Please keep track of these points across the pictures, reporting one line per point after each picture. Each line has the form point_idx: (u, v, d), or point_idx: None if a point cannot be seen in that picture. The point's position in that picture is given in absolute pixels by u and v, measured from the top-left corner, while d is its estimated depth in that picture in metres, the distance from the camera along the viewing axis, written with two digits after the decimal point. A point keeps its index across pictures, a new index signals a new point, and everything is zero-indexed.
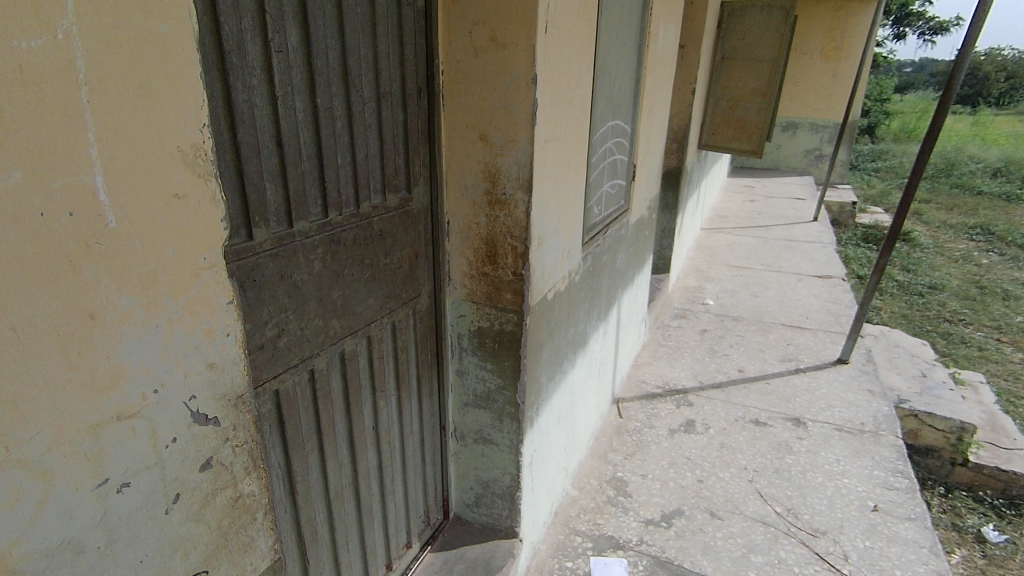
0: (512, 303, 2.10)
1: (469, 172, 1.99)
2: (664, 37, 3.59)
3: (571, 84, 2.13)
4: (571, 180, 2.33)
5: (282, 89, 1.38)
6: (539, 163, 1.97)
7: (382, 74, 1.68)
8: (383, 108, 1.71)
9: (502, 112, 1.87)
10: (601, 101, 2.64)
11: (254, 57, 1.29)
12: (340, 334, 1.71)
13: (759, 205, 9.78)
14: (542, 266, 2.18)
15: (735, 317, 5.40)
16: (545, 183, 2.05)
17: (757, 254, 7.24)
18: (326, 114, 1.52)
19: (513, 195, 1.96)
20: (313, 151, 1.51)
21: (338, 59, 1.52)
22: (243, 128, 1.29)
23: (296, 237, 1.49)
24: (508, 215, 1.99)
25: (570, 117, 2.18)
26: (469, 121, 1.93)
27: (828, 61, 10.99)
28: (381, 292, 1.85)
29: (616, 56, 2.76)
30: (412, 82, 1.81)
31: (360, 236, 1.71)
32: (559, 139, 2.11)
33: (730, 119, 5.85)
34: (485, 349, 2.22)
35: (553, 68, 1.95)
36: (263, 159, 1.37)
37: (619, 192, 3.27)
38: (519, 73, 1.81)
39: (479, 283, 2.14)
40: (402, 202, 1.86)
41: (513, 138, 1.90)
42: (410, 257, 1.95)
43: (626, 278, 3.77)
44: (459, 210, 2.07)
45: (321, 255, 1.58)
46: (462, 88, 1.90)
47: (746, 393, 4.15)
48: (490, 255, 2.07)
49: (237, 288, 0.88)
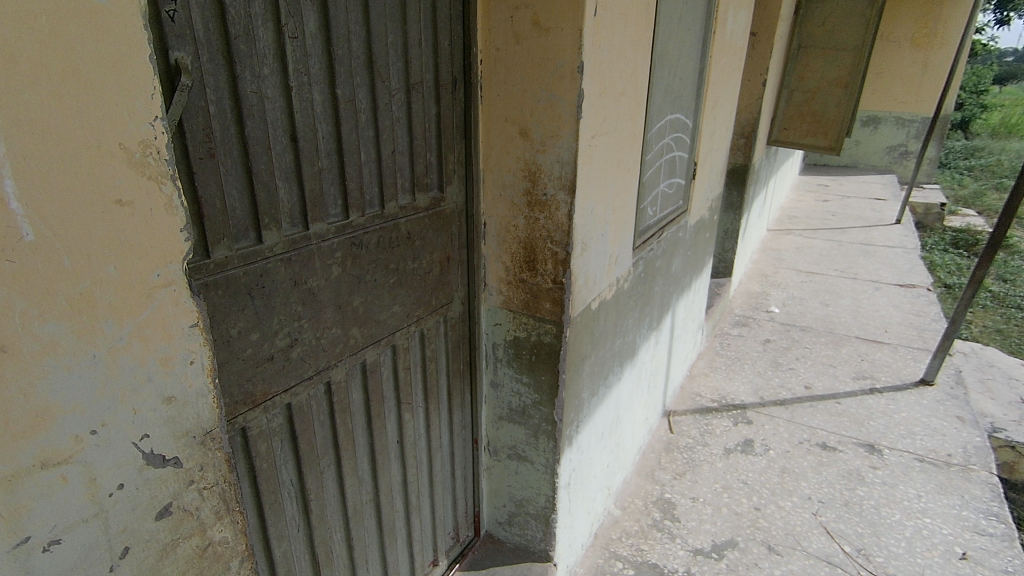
0: (550, 314, 1.93)
1: (508, 170, 1.83)
2: (734, 23, 3.30)
3: (624, 74, 1.93)
4: (622, 179, 2.13)
5: (297, 79, 1.27)
6: (585, 161, 1.78)
7: (412, 63, 1.54)
8: (414, 99, 1.58)
9: (545, 105, 1.70)
10: (659, 92, 2.40)
11: (264, 44, 1.19)
12: (362, 344, 1.59)
13: (834, 205, 9.10)
14: (586, 273, 1.99)
15: (802, 327, 5.00)
16: (591, 183, 1.86)
17: (830, 258, 6.71)
18: (348, 106, 1.40)
19: (555, 195, 1.78)
20: (334, 147, 1.39)
21: (362, 46, 1.40)
22: (251, 122, 1.19)
23: (312, 240, 1.37)
24: (549, 217, 1.82)
25: (622, 110, 1.98)
26: (509, 115, 1.77)
27: (918, 50, 10.11)
28: (408, 299, 1.72)
29: (679, 43, 2.52)
30: (447, 72, 1.67)
31: (385, 239, 1.58)
32: (608, 134, 1.91)
33: (805, 113, 5.38)
34: (522, 361, 2.06)
35: (604, 56, 1.75)
36: (276, 156, 1.27)
37: (676, 192, 3.02)
38: (564, 60, 1.63)
39: (517, 290, 1.98)
40: (433, 202, 1.72)
41: (557, 134, 1.71)
42: (441, 261, 1.81)
43: (683, 283, 3.51)
44: (496, 211, 1.91)
45: (340, 259, 1.46)
46: (502, 77, 1.74)
47: (813, 412, 3.80)
48: (528, 259, 1.90)
49: (204, 310, 0.78)
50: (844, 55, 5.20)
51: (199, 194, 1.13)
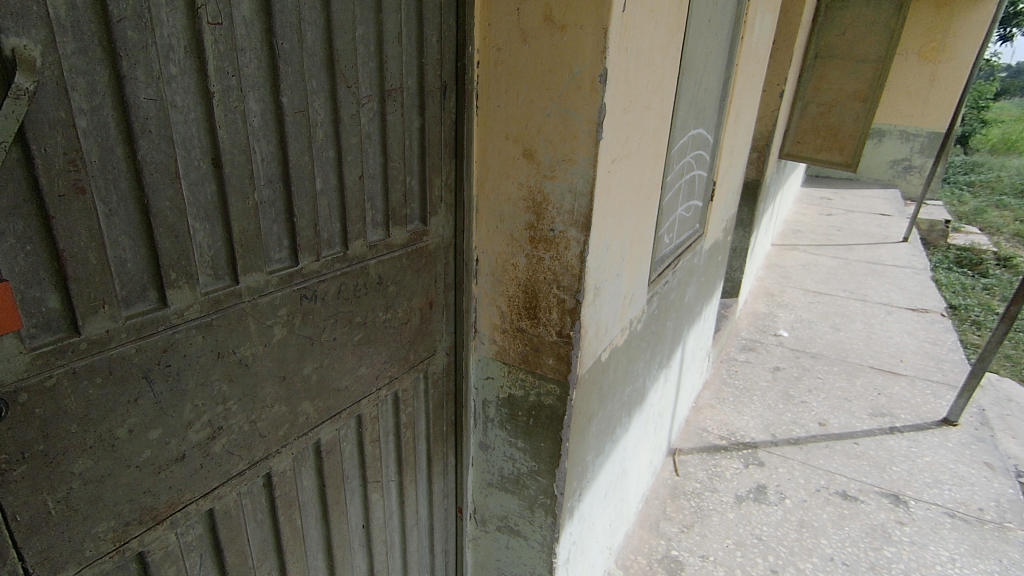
0: (553, 371, 1.59)
1: (508, 199, 1.49)
2: (760, 29, 2.98)
3: (651, 84, 1.59)
4: (642, 207, 1.79)
5: (219, 79, 0.90)
6: (603, 191, 1.44)
7: (388, 64, 1.19)
8: (390, 110, 1.23)
9: (555, 120, 1.36)
10: (684, 106, 2.07)
11: (170, 31, 0.83)
12: (316, 420, 1.25)
13: (839, 219, 8.83)
14: (597, 322, 1.64)
15: (813, 354, 4.69)
16: (608, 216, 1.52)
17: (838, 277, 6.42)
18: (298, 117, 1.04)
19: (564, 232, 1.45)
20: (278, 172, 1.04)
21: (320, 39, 1.04)
22: (145, 141, 0.83)
23: (243, 298, 1.03)
24: (555, 258, 1.48)
25: (646, 127, 1.64)
26: (510, 131, 1.42)
27: (927, 63, 9.80)
28: (378, 358, 1.38)
29: (707, 48, 2.19)
30: (434, 76, 1.32)
31: (349, 287, 1.24)
32: (630, 157, 1.57)
33: (820, 127, 5.09)
34: (517, 424, 1.73)
35: (631, 62, 1.41)
36: (189, 188, 0.91)
37: (693, 214, 2.71)
38: (583, 66, 1.29)
39: (514, 341, 1.64)
40: (412, 237, 1.38)
41: (570, 157, 1.37)
42: (421, 308, 1.48)
43: (694, 312, 3.19)
44: (491, 246, 1.57)
45: (284, 318, 1.11)
46: (502, 84, 1.39)
47: (829, 454, 3.49)
48: (529, 306, 1.57)
49: None
50: (865, 67, 4.86)
51: (60, 247, 0.77)
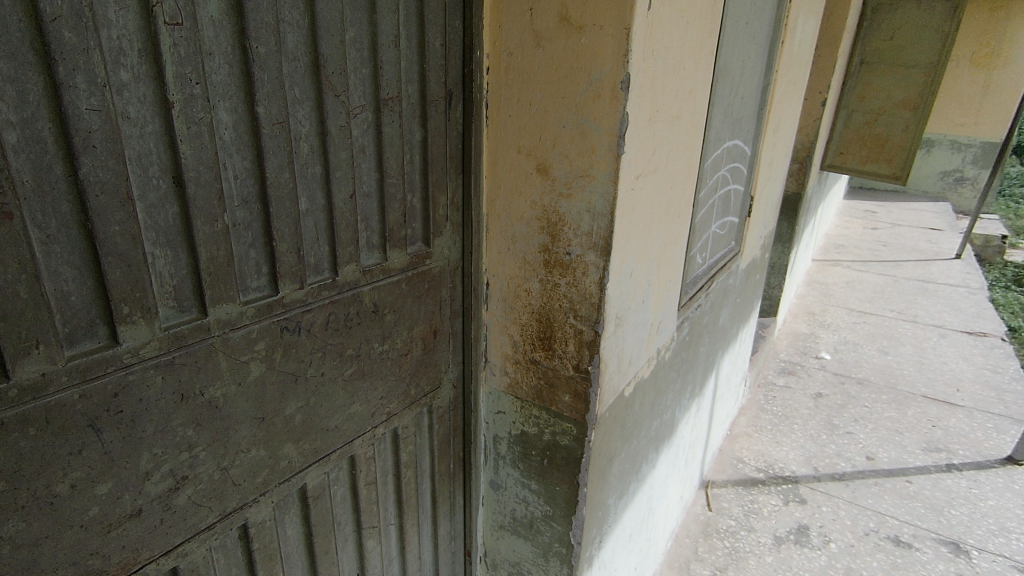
0: (570, 409, 1.45)
1: (520, 218, 1.36)
2: (802, 33, 2.79)
3: (682, 92, 1.44)
4: (671, 227, 1.64)
5: (180, 86, 0.79)
6: (626, 211, 1.29)
7: (384, 71, 1.08)
8: (386, 122, 1.11)
9: (572, 132, 1.22)
10: (719, 116, 1.91)
11: (120, 33, 0.72)
12: (301, 464, 1.13)
13: (885, 234, 8.39)
14: (619, 354, 1.49)
15: (858, 380, 4.38)
16: (632, 238, 1.37)
17: (886, 296, 6.06)
18: (277, 130, 0.93)
19: (581, 256, 1.30)
20: (255, 191, 0.93)
21: (303, 43, 0.93)
22: (87, 158, 0.72)
23: (212, 332, 0.91)
24: (572, 284, 1.34)
25: (675, 140, 1.49)
26: (523, 144, 1.29)
27: (979, 70, 9.29)
28: (374, 393, 1.26)
29: (744, 53, 2.02)
30: (438, 84, 1.20)
31: (341, 317, 1.12)
32: (657, 173, 1.42)
33: (867, 137, 4.82)
34: (530, 463, 1.58)
35: (658, 67, 1.27)
36: (146, 212, 0.80)
37: (728, 232, 2.52)
38: (603, 72, 1.15)
39: (527, 374, 1.50)
40: (413, 260, 1.26)
41: (589, 173, 1.23)
42: (424, 337, 1.35)
43: (729, 336, 2.98)
44: (502, 270, 1.44)
45: (263, 353, 1.00)
46: (514, 93, 1.27)
47: (879, 493, 3.21)
48: (544, 336, 1.43)
49: None
50: (915, 73, 4.57)
51: None
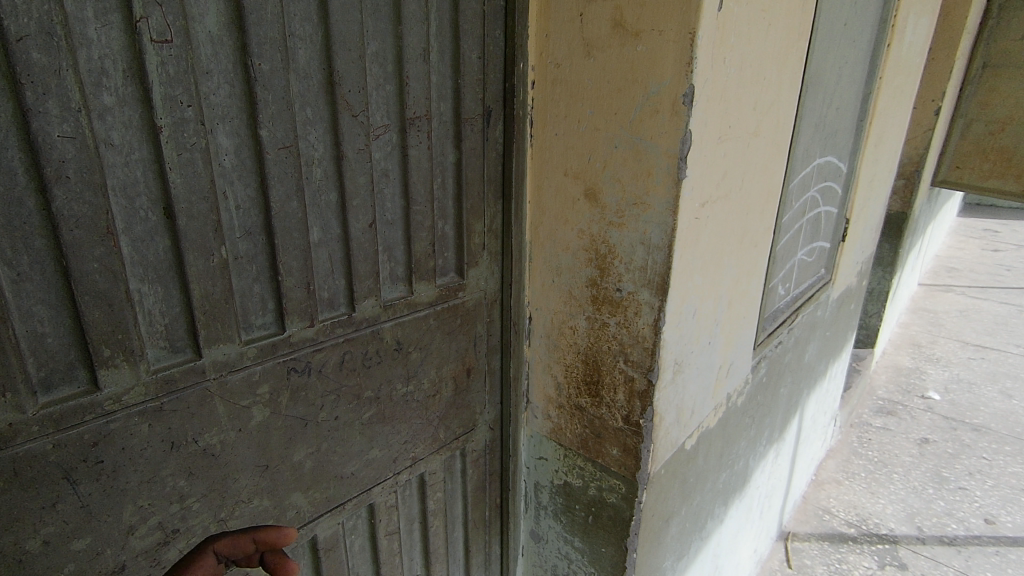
0: (618, 464, 1.29)
1: (566, 248, 1.22)
2: (913, 34, 2.45)
3: (761, 105, 1.24)
4: (746, 258, 1.43)
5: (169, 108, 0.72)
6: (687, 244, 1.12)
7: (412, 87, 0.97)
8: (414, 142, 1.01)
9: (625, 153, 1.07)
10: (808, 131, 1.67)
11: (101, 51, 0.66)
12: (312, 513, 1.04)
13: (1008, 257, 7.42)
14: (679, 404, 1.31)
15: (975, 427, 3.81)
16: (695, 274, 1.19)
17: (1009, 329, 5.30)
18: (283, 154, 0.84)
19: (634, 293, 1.15)
20: (259, 221, 0.84)
21: (317, 58, 0.84)
22: (60, 189, 0.65)
23: (207, 375, 0.83)
24: (623, 325, 1.19)
25: (752, 161, 1.29)
26: (570, 166, 1.16)
27: None
28: (397, 437, 1.15)
29: (841, 59, 1.76)
30: (474, 100, 1.08)
31: (358, 356, 1.02)
32: (729, 198, 1.23)
33: (989, 149, 4.22)
34: (573, 518, 1.42)
35: (731, 77, 1.09)
36: (131, 246, 0.73)
37: (817, 258, 2.24)
38: (661, 84, 0.99)
39: (572, 420, 1.35)
40: (445, 293, 1.15)
41: (643, 201, 1.08)
42: (456, 377, 1.23)
43: (816, 373, 2.66)
44: (547, 304, 1.30)
45: (267, 397, 0.91)
46: (560, 109, 1.13)
47: (1000, 565, 2.73)
48: (591, 380, 1.28)
49: None
50: None
51: None
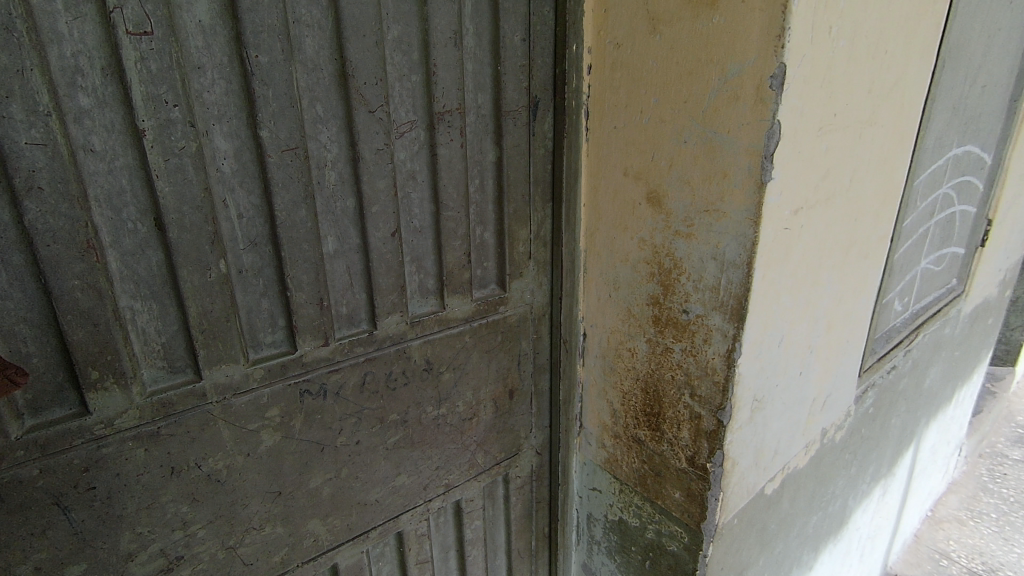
0: (681, 510, 1.11)
1: (625, 260, 1.05)
2: None
3: (879, 87, 1.00)
4: (852, 273, 1.19)
5: (153, 109, 0.64)
6: (773, 261, 0.91)
7: (442, 75, 0.85)
8: (444, 140, 0.89)
9: (696, 150, 0.89)
10: (942, 116, 1.36)
11: (74, 47, 0.59)
12: (331, 542, 0.96)
13: None
14: (758, 446, 1.11)
15: None
16: (783, 295, 0.98)
17: None
18: (288, 157, 0.75)
19: (703, 317, 0.96)
20: (264, 232, 0.76)
21: (326, 47, 0.74)
22: (32, 202, 0.60)
23: (209, 399, 0.77)
24: (690, 352, 1.01)
25: (865, 156, 1.04)
26: (630, 165, 0.99)
27: None
28: (428, 462, 1.05)
29: (992, 27, 1.43)
30: (517, 90, 0.94)
31: (381, 377, 0.93)
32: (832, 202, 1.01)
33: None
34: (629, 559, 1.26)
35: (839, 53, 0.86)
36: (119, 261, 0.67)
37: (947, 267, 1.88)
38: (743, 64, 0.79)
39: (629, 453, 1.19)
40: (483, 306, 1.03)
41: (717, 208, 0.89)
42: (496, 398, 1.11)
43: (940, 399, 2.27)
44: (602, 321, 1.15)
45: (277, 421, 0.84)
46: (620, 99, 0.97)
47: None
48: (652, 410, 1.11)
49: None
50: None
51: None
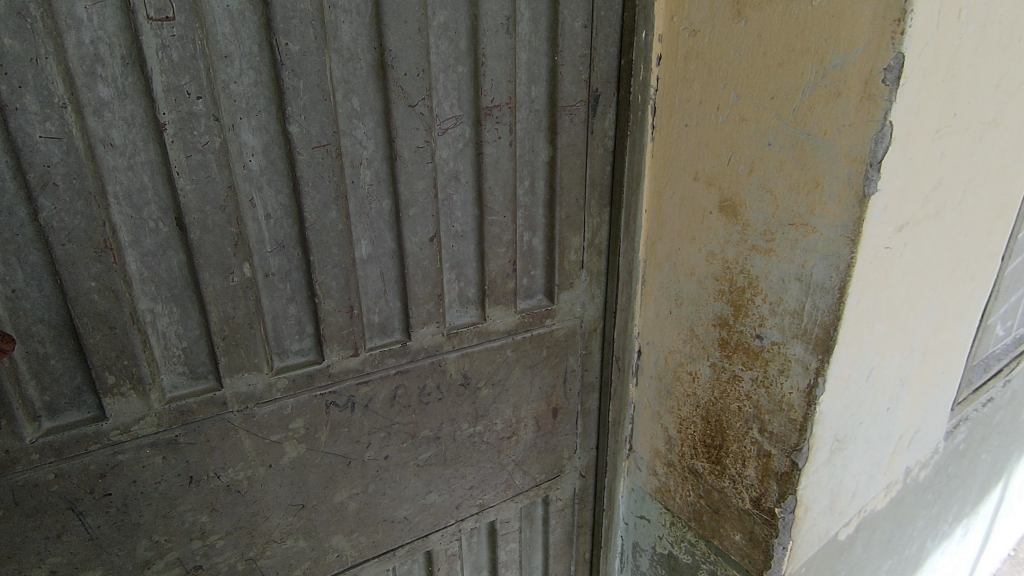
0: (741, 553, 1.00)
1: (690, 274, 0.94)
2: None
3: (1010, 82, 0.83)
4: (959, 297, 1.02)
5: (175, 102, 0.60)
6: (871, 285, 0.78)
7: (491, 65, 0.77)
8: (492, 137, 0.80)
9: (783, 155, 0.76)
10: None
11: (93, 33, 0.55)
12: (356, 559, 0.91)
13: None
14: (835, 489, 0.97)
15: None
16: (877, 323, 0.84)
17: None
18: (319, 154, 0.69)
19: (781, 345, 0.84)
20: (293, 234, 0.71)
21: (364, 34, 0.68)
22: (47, 198, 0.57)
23: (230, 408, 0.73)
24: (761, 383, 0.89)
25: (985, 163, 0.88)
26: (702, 169, 0.87)
27: None
28: (461, 481, 0.98)
29: None
30: (576, 83, 0.85)
31: (414, 390, 0.86)
32: (942, 217, 0.85)
33: None
34: None
35: (967, 40, 0.71)
36: (140, 262, 0.63)
37: None
38: (850, 54, 0.67)
39: (684, 484, 1.08)
40: (528, 318, 0.94)
41: (805, 222, 0.76)
42: (538, 417, 1.03)
43: None
44: (660, 339, 1.04)
45: (301, 433, 0.79)
46: (694, 94, 0.85)
47: None
48: (713, 442, 1.00)
49: None
50: None
51: None
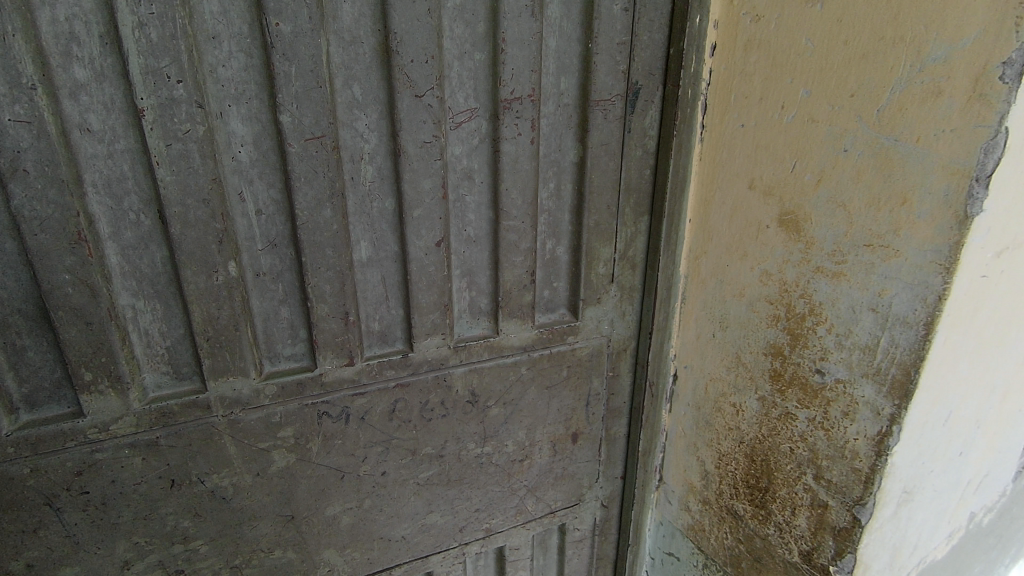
0: None
1: (740, 293, 0.82)
2: None
3: None
4: None
5: (154, 86, 0.55)
6: (964, 318, 0.64)
7: (513, 52, 0.68)
8: (512, 133, 0.72)
9: (861, 161, 0.63)
10: None
11: (66, 10, 0.51)
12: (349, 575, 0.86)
13: None
14: (901, 549, 0.84)
15: None
16: (967, 364, 0.70)
17: None
18: (313, 147, 0.63)
19: (846, 384, 0.71)
20: (284, 232, 0.66)
21: (367, 14, 0.61)
22: (19, 185, 0.54)
23: (214, 412, 0.69)
24: (819, 424, 0.76)
25: None
26: (760, 174, 0.75)
27: None
28: (466, 502, 0.91)
29: None
30: (613, 74, 0.75)
31: (416, 405, 0.80)
32: None
33: None
34: None
35: None
36: (120, 256, 0.60)
37: None
38: (957, 39, 0.54)
39: (720, 526, 0.96)
40: (547, 334, 0.86)
41: (886, 242, 0.63)
42: (555, 441, 0.95)
43: None
44: (700, 364, 0.92)
45: (292, 442, 0.75)
46: (755, 87, 0.73)
47: None
48: (757, 484, 0.88)
49: None
50: None
51: None
